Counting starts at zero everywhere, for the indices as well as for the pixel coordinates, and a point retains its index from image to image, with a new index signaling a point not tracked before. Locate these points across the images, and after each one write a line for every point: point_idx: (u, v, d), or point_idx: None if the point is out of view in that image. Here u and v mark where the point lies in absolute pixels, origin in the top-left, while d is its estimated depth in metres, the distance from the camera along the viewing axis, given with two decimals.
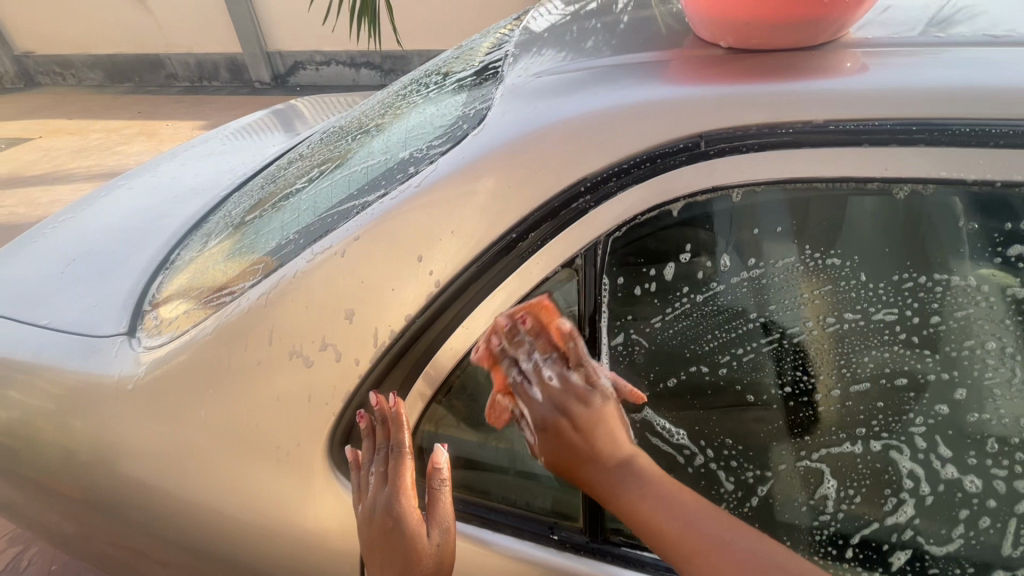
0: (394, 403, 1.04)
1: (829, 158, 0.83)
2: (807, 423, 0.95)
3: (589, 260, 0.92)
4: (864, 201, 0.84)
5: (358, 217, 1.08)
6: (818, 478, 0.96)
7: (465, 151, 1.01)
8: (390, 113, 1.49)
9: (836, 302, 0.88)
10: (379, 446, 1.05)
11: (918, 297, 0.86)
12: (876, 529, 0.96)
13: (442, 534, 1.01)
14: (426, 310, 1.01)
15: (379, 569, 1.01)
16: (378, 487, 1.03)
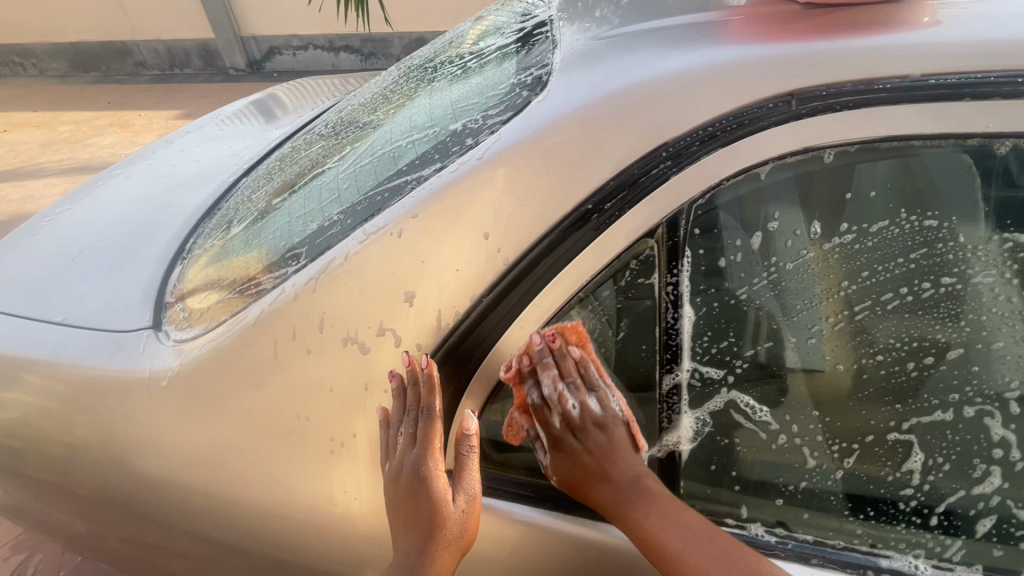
0: (427, 365, 1.00)
1: (928, 114, 0.80)
2: (900, 392, 0.92)
3: (671, 230, 0.89)
4: (913, 160, 0.83)
5: (412, 193, 1.01)
6: (907, 450, 0.94)
7: (531, 119, 0.95)
8: (420, 85, 1.40)
9: (933, 267, 0.86)
10: (411, 407, 1.03)
11: (1018, 257, 0.87)
12: (962, 496, 0.95)
13: (466, 500, 1.04)
14: (494, 288, 0.97)
15: (401, 525, 1.04)
16: (406, 449, 1.03)
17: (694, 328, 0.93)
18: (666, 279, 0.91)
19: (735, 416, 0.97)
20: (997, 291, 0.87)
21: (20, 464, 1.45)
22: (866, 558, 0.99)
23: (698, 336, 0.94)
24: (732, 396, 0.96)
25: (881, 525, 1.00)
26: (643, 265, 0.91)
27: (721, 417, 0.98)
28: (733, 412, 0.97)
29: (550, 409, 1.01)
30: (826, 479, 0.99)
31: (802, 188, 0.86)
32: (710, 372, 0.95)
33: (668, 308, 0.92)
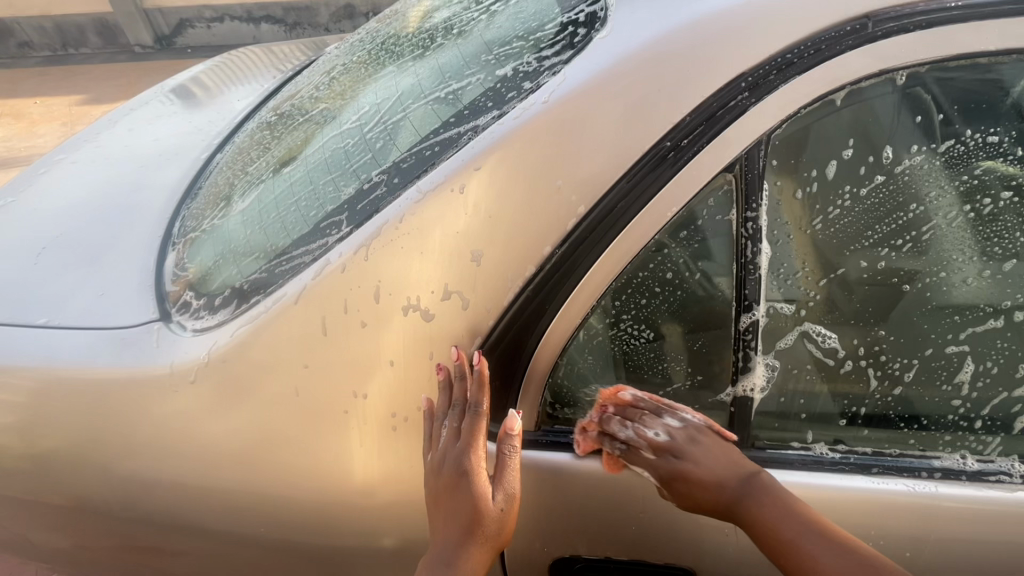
0: (478, 362, 0.99)
1: (990, 32, 0.86)
2: (957, 304, 0.98)
3: (749, 163, 0.89)
4: (977, 75, 0.89)
5: (471, 144, 0.95)
6: (960, 361, 1.01)
7: (598, 56, 0.91)
8: (435, 36, 1.31)
9: (990, 184, 0.93)
10: (457, 401, 1.02)
11: (990, 191, 0.93)
12: (1004, 398, 1.03)
13: (504, 500, 1.01)
14: (569, 237, 0.94)
15: (438, 522, 1.01)
16: (448, 444, 1.01)
17: (770, 260, 0.96)
18: (745, 214, 0.92)
19: (805, 345, 1.02)
20: (944, 235, 0.95)
21: (15, 486, 1.30)
22: (919, 462, 1.05)
23: (774, 268, 0.97)
24: (804, 327, 1.00)
25: (926, 431, 1.06)
26: (719, 200, 0.92)
27: (793, 346, 1.02)
28: (804, 341, 1.02)
29: (641, 460, 1.04)
30: (886, 396, 1.05)
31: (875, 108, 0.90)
32: (783, 304, 0.99)
33: (747, 244, 0.94)
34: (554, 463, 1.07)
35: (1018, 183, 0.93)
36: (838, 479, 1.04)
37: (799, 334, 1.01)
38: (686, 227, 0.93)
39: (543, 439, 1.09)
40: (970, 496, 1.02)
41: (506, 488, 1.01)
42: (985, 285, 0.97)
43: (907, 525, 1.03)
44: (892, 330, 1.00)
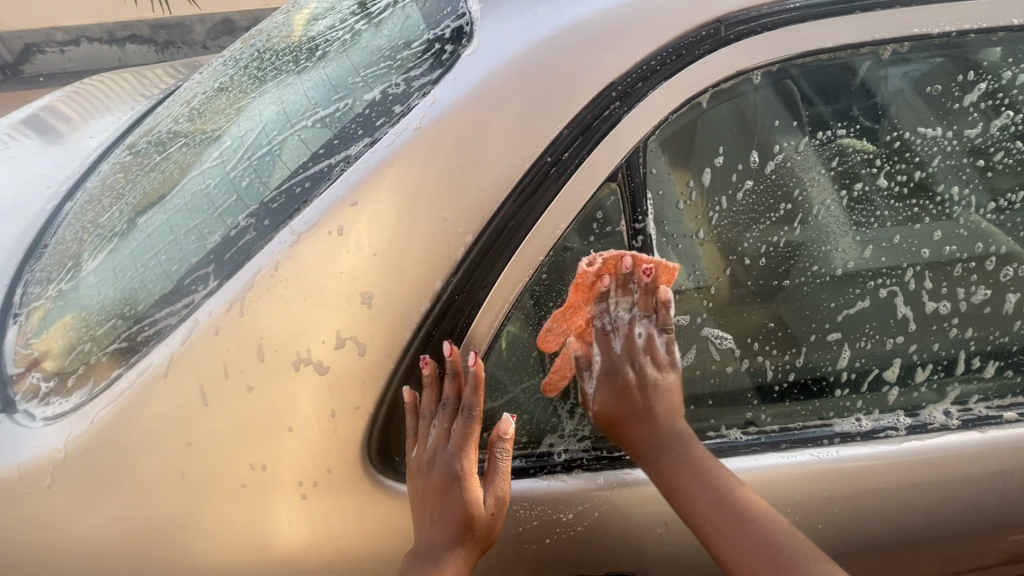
0: (449, 353, 0.90)
1: (829, 28, 0.91)
2: (830, 291, 1.04)
3: (630, 170, 0.89)
4: (821, 71, 0.94)
5: (344, 176, 0.88)
6: (839, 343, 1.07)
7: (466, 74, 0.86)
8: (300, 57, 1.20)
9: (844, 174, 0.99)
10: (448, 399, 0.94)
11: (845, 183, 0.99)
12: (877, 369, 1.11)
13: (494, 502, 0.97)
14: (462, 266, 0.89)
15: (424, 524, 0.94)
16: (438, 445, 0.95)
17: None
18: (632, 226, 0.93)
19: (707, 345, 1.05)
20: (812, 227, 1.01)
21: None
22: (821, 430, 1.12)
23: None
24: (704, 328, 1.04)
25: (823, 397, 1.12)
26: (608, 212, 0.91)
27: (696, 347, 1.05)
28: (704, 341, 1.05)
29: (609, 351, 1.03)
30: (784, 380, 1.10)
31: (736, 115, 0.93)
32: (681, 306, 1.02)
33: (638, 254, 0.95)
34: None
35: (868, 173, 0.99)
36: (752, 458, 1.08)
37: (700, 336, 1.04)
38: (575, 246, 0.92)
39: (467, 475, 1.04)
40: (866, 454, 1.10)
41: (498, 489, 0.97)
42: (850, 274, 1.03)
43: (816, 492, 1.09)
44: (779, 320, 1.06)
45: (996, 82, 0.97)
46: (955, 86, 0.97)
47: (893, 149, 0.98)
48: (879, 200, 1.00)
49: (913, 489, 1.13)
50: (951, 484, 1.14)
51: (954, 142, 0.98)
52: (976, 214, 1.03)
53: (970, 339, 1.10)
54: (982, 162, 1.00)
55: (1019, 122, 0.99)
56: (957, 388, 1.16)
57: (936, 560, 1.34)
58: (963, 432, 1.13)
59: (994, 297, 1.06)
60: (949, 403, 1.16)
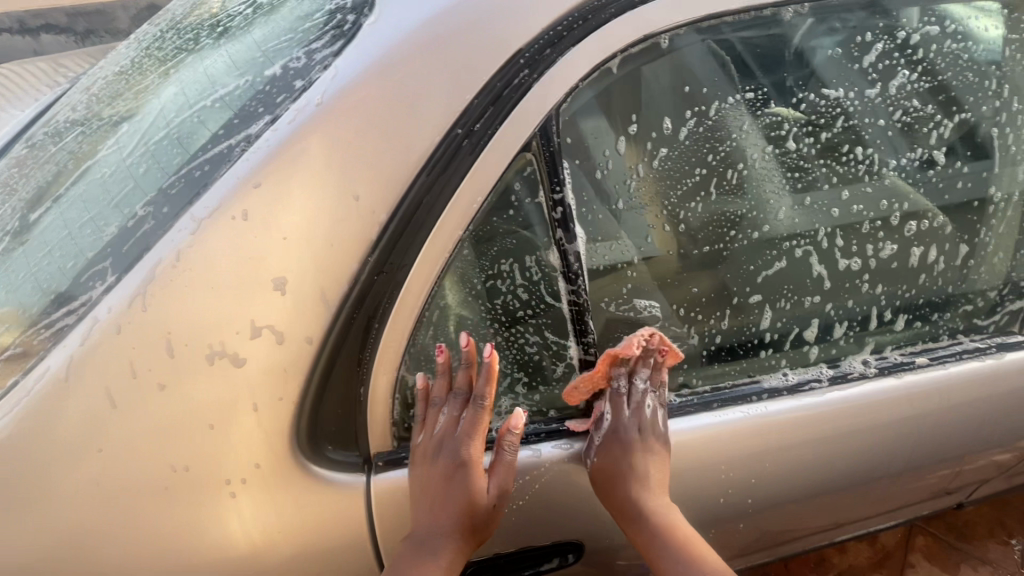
0: (466, 345, 0.96)
1: None
2: (749, 254, 1.06)
3: (544, 139, 0.87)
4: (728, 34, 0.94)
5: (245, 157, 0.83)
6: (762, 304, 1.11)
7: (368, 45, 0.83)
8: (201, 34, 1.13)
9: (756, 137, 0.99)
10: (460, 388, 1.01)
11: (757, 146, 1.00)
12: (798, 326, 1.15)
13: (494, 491, 1.02)
14: (377, 247, 0.86)
15: (424, 507, 1.00)
16: (446, 432, 1.01)
17: (586, 239, 0.96)
18: (552, 197, 0.91)
19: (636, 314, 1.04)
20: (727, 193, 1.00)
21: None
22: (750, 387, 1.16)
23: (592, 244, 0.96)
24: (632, 298, 1.03)
25: (750, 356, 1.16)
26: (525, 183, 0.89)
27: (625, 317, 1.04)
28: (632, 310, 1.04)
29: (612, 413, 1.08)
30: (712, 343, 1.12)
31: (646, 80, 0.92)
32: (607, 276, 1.00)
33: (559, 226, 0.93)
34: None
35: (778, 135, 1.00)
36: (685, 420, 1.11)
37: (627, 307, 1.03)
38: (491, 221, 0.90)
39: (402, 457, 1.03)
40: (791, 407, 1.15)
41: (500, 479, 1.02)
42: (767, 237, 1.05)
43: (746, 448, 1.13)
44: (704, 286, 1.06)
45: (892, 42, 1.00)
46: (855, 48, 1.00)
47: (799, 112, 1.00)
48: (789, 163, 1.02)
49: (837, 437, 1.19)
50: (871, 429, 1.21)
51: (855, 101, 1.01)
52: (881, 172, 1.05)
53: (880, 295, 1.16)
54: (883, 121, 1.02)
55: (914, 81, 1.02)
56: (874, 339, 1.22)
57: (863, 501, 1.43)
58: (880, 378, 1.20)
59: (900, 252, 1.11)
60: (867, 353, 1.22)
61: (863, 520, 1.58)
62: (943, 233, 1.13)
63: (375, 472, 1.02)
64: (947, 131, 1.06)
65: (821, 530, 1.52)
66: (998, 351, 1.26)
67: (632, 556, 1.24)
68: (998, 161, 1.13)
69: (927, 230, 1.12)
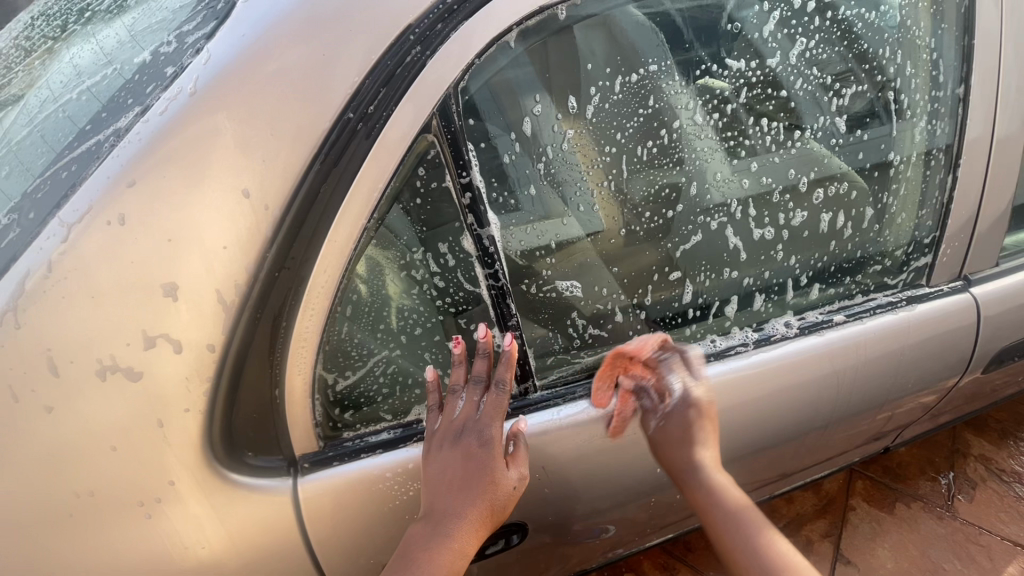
0: (485, 337, 0.96)
1: None
2: (666, 229, 1.08)
3: (444, 121, 0.84)
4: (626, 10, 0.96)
5: (115, 152, 0.76)
6: (682, 277, 1.13)
7: (242, 26, 0.77)
8: (68, 20, 1.03)
9: (663, 112, 1.00)
10: (478, 375, 0.98)
11: (664, 121, 1.00)
12: (719, 295, 1.18)
13: (517, 477, 0.97)
14: (275, 244, 0.82)
15: (440, 493, 0.92)
16: (467, 418, 0.96)
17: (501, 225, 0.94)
18: (458, 181, 0.88)
19: (557, 294, 1.04)
20: (640, 170, 1.01)
21: None
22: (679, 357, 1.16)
23: (506, 229, 0.95)
24: (553, 280, 1.02)
25: (675, 329, 1.17)
26: (429, 167, 0.86)
27: (546, 299, 1.04)
28: (553, 289, 1.03)
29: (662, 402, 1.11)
30: (637, 319, 1.13)
31: (542, 60, 0.91)
32: (526, 261, 0.99)
33: (469, 214, 0.90)
34: (349, 475, 0.99)
35: (685, 109, 1.01)
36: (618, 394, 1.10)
37: (550, 287, 1.03)
38: (395, 208, 0.87)
39: (330, 456, 0.99)
40: (720, 371, 1.16)
41: (521, 465, 0.98)
42: (681, 213, 1.07)
43: None
44: (625, 263, 1.08)
45: (787, 10, 1.03)
46: (751, 17, 1.02)
47: (703, 85, 1.01)
48: (697, 137, 1.04)
49: (767, 397, 1.23)
50: (794, 388, 1.26)
51: (758, 72, 1.03)
52: (786, 140, 1.09)
53: (795, 264, 1.21)
54: (784, 90, 1.06)
55: (812, 49, 1.06)
56: (793, 302, 1.26)
57: (794, 457, 1.50)
58: (801, 337, 1.24)
59: (811, 219, 1.15)
60: (790, 314, 1.26)
61: (793, 473, 1.68)
62: (850, 198, 1.17)
63: (301, 474, 0.98)
64: (845, 101, 1.12)
65: (762, 484, 1.60)
66: (907, 304, 1.33)
67: (577, 531, 1.25)
68: (896, 126, 1.17)
69: (834, 197, 1.16)
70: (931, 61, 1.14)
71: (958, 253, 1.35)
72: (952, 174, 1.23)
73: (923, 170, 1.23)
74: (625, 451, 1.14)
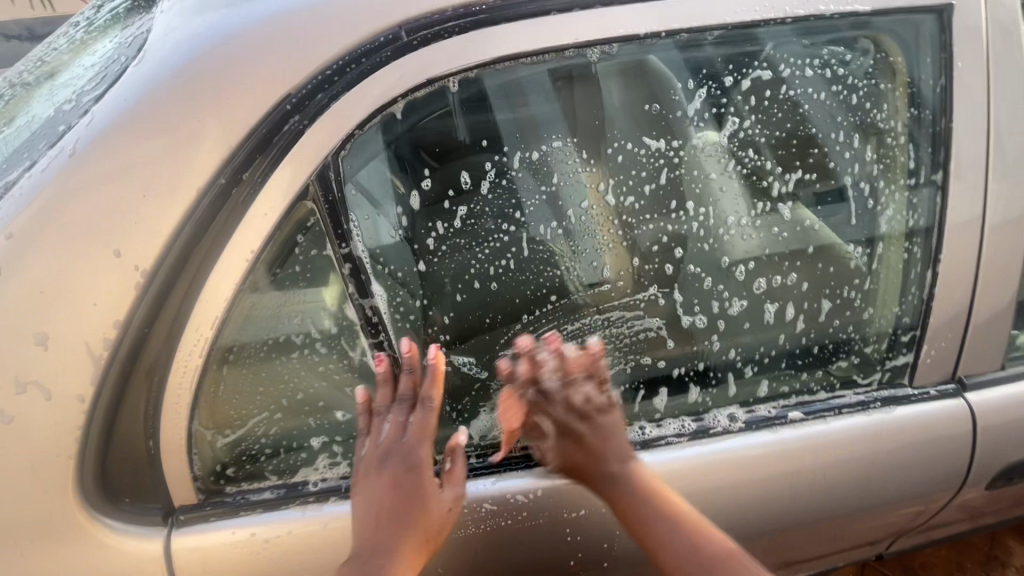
0: (409, 352, 0.90)
1: (523, 35, 0.82)
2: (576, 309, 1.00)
3: (324, 189, 0.81)
4: (522, 81, 0.87)
5: (2, 205, 0.80)
6: None
7: (125, 91, 0.79)
8: (29, 67, 1.10)
9: (567, 191, 0.92)
10: (404, 394, 0.92)
11: (567, 201, 0.93)
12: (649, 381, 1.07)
13: (453, 499, 0.92)
14: (145, 301, 0.81)
15: (369, 521, 0.88)
16: (393, 441, 0.91)
17: (387, 295, 0.91)
18: (340, 245, 0.85)
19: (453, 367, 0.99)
20: (542, 251, 0.94)
21: None
22: None
23: (393, 301, 0.91)
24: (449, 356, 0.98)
25: None
26: (310, 231, 0.85)
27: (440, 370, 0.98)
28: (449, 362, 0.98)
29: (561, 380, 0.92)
30: None
31: (427, 132, 0.86)
32: (416, 334, 0.95)
33: (351, 280, 0.87)
34: (222, 535, 0.95)
35: (595, 189, 0.93)
36: (521, 475, 1.01)
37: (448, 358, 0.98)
38: (275, 270, 0.86)
39: (210, 510, 0.97)
40: (644, 463, 1.03)
41: (455, 485, 0.93)
42: (593, 297, 1.00)
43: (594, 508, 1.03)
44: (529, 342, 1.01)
45: (717, 89, 0.93)
46: (675, 94, 0.93)
47: (617, 163, 0.92)
48: (613, 219, 0.95)
49: (703, 503, 1.06)
50: (741, 494, 1.08)
51: (679, 153, 0.94)
52: (720, 223, 0.99)
53: (734, 357, 1.09)
54: (713, 173, 0.96)
55: (747, 129, 0.95)
56: (739, 396, 1.12)
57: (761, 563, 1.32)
58: (744, 434, 1.08)
59: (751, 308, 1.04)
60: (735, 406, 1.11)
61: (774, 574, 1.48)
62: (799, 291, 1.05)
63: (176, 527, 0.95)
64: (790, 186, 1.00)
65: None
66: (883, 407, 1.14)
67: None
68: (856, 214, 1.06)
69: (779, 287, 1.04)
70: (903, 147, 1.01)
71: (954, 353, 1.15)
72: (931, 270, 1.06)
73: (897, 261, 1.09)
74: (527, 542, 1.02)
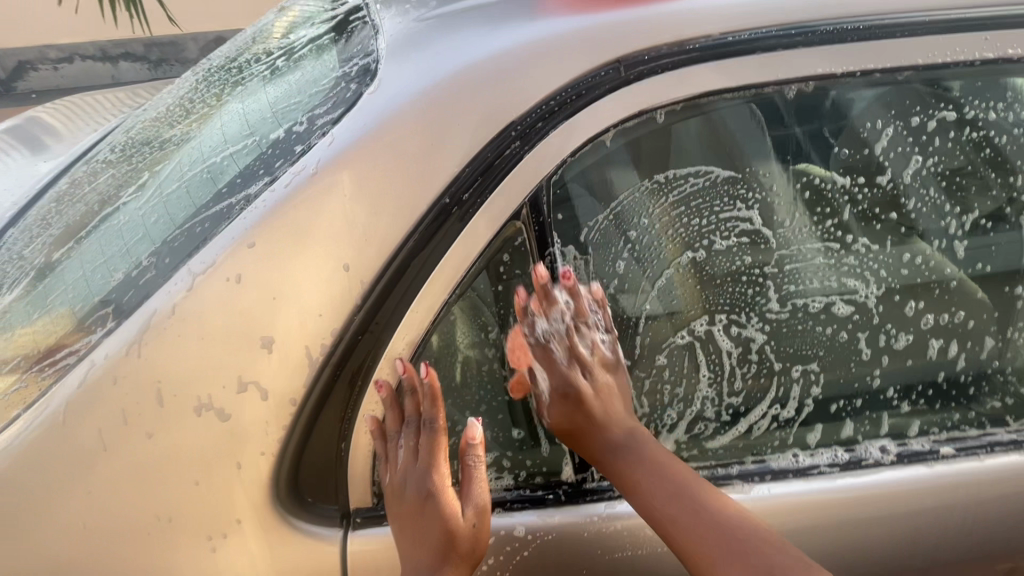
0: (426, 375, 0.92)
1: (729, 71, 0.87)
2: (750, 342, 0.99)
3: (535, 210, 0.88)
4: (726, 114, 0.90)
5: (244, 214, 0.86)
6: (762, 394, 1.04)
7: (364, 115, 0.86)
8: (225, 89, 1.20)
9: (755, 225, 0.95)
10: (410, 417, 0.95)
11: (758, 233, 0.95)
12: (809, 411, 1.07)
13: (477, 509, 0.96)
14: (364, 306, 0.87)
15: (408, 543, 0.93)
16: (408, 464, 0.95)
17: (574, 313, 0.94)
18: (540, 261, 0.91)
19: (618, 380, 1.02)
20: (726, 279, 0.96)
21: None
22: (754, 466, 1.05)
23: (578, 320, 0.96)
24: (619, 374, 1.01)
25: (755, 435, 1.07)
26: (515, 248, 0.90)
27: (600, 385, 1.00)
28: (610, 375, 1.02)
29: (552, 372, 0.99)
30: (714, 425, 1.05)
31: (632, 158, 0.91)
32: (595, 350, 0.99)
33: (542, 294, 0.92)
34: None
35: (779, 223, 0.95)
36: None
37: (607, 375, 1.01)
38: (475, 287, 0.90)
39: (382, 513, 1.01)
40: (801, 492, 1.03)
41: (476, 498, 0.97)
42: (774, 330, 0.99)
43: None
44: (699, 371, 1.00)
45: (904, 127, 0.94)
46: (862, 131, 0.94)
47: (804, 197, 0.95)
48: (793, 251, 0.97)
49: (861, 527, 1.05)
50: (891, 528, 1.06)
51: (866, 190, 0.95)
52: (898, 258, 0.99)
53: (891, 394, 1.09)
54: (897, 208, 0.97)
55: (931, 164, 0.96)
56: (890, 432, 1.11)
57: None
58: (901, 466, 1.08)
59: (917, 343, 1.04)
60: (887, 439, 1.10)
61: None
62: (965, 328, 1.05)
63: (353, 527, 0.99)
64: (966, 223, 1.00)
65: None
66: None
67: None
68: None
69: (946, 325, 1.04)
70: None
71: None
72: None
73: None
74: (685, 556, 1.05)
